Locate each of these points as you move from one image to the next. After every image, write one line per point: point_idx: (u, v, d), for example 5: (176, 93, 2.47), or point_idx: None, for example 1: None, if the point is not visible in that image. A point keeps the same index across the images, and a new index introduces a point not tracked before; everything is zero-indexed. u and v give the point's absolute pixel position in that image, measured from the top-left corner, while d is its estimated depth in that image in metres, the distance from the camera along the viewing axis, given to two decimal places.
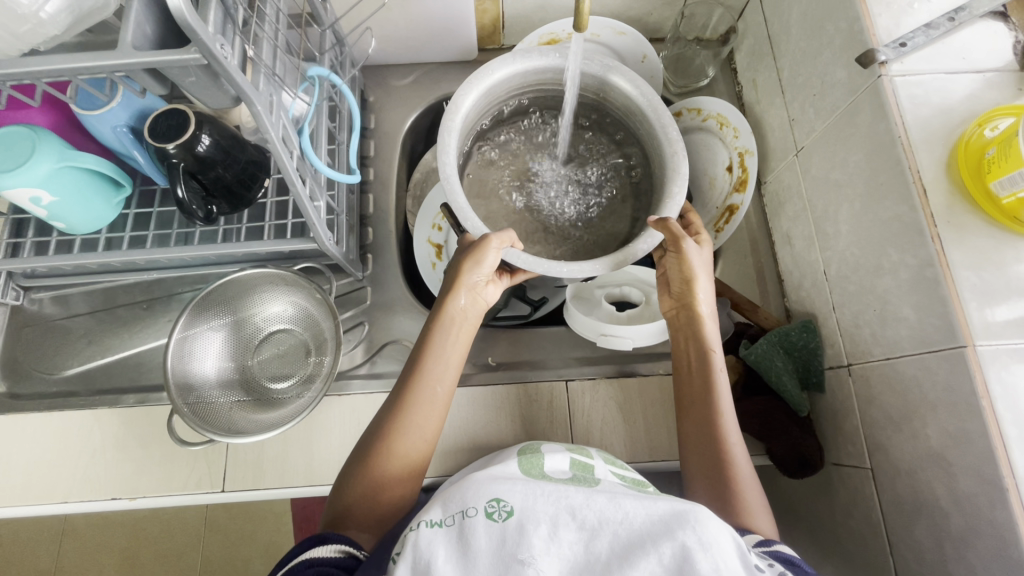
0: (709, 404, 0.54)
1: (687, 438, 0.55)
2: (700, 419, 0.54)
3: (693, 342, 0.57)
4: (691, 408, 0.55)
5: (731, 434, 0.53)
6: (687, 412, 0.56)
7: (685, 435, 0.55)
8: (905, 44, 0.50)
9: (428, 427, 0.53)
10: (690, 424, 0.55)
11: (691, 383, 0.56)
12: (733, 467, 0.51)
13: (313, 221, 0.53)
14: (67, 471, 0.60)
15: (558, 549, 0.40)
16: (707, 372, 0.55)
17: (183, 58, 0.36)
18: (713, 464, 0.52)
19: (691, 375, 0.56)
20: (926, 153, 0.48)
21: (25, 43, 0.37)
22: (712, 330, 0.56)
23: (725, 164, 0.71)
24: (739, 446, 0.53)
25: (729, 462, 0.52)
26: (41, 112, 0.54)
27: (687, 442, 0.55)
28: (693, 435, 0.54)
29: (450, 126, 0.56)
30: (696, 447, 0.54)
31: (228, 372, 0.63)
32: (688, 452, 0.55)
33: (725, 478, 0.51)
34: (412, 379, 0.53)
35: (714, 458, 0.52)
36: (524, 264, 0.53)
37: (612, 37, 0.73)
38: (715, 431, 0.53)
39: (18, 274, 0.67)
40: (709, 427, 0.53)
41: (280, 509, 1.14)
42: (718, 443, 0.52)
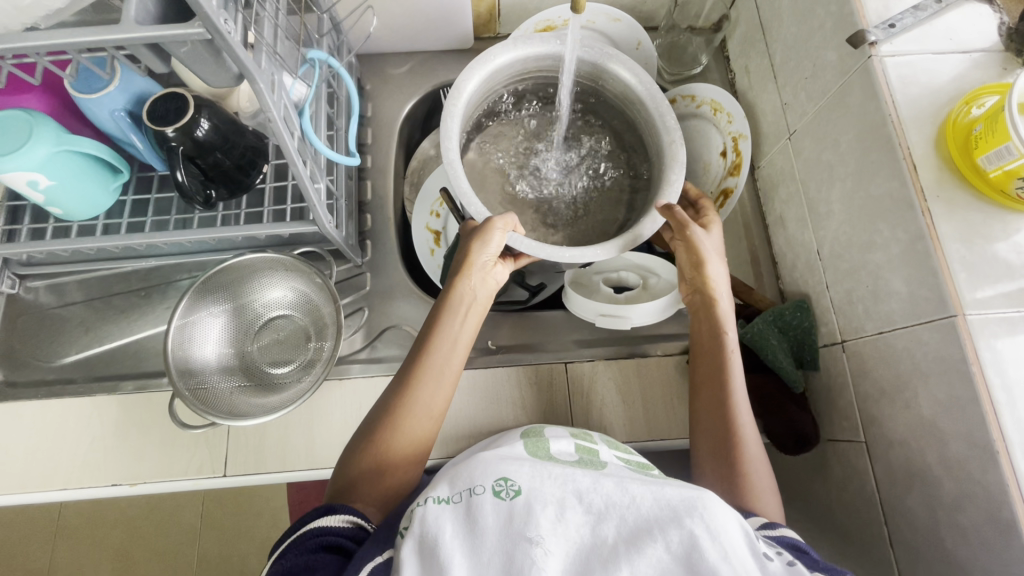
0: (720, 384, 0.55)
1: (698, 417, 0.56)
2: (710, 399, 0.55)
3: (708, 323, 0.58)
4: (702, 388, 0.56)
5: (742, 414, 0.54)
6: (699, 390, 0.57)
7: (697, 412, 0.56)
8: (894, 25, 0.52)
9: (437, 408, 0.53)
10: (702, 404, 0.56)
11: (703, 364, 0.57)
12: (742, 445, 0.52)
13: (314, 203, 0.53)
14: (67, 458, 0.60)
15: (564, 530, 0.40)
16: (718, 353, 0.56)
17: (187, 32, 0.36)
18: (721, 442, 0.53)
19: (705, 356, 0.57)
20: (915, 131, 0.49)
21: (28, 17, 0.37)
22: (726, 312, 0.57)
23: (719, 149, 0.72)
24: (750, 426, 0.54)
25: (738, 440, 0.53)
26: (38, 98, 0.53)
27: (699, 421, 0.56)
28: (705, 414, 0.55)
29: (452, 111, 0.57)
30: (706, 426, 0.55)
31: (228, 358, 0.63)
32: (697, 431, 0.56)
33: (731, 453, 0.52)
34: (423, 360, 0.54)
35: (722, 437, 0.53)
36: (526, 249, 0.54)
37: (606, 24, 0.73)
38: (725, 410, 0.54)
39: (14, 261, 0.67)
40: (720, 406, 0.54)
41: (277, 505, 1.14)
42: (727, 422, 0.53)
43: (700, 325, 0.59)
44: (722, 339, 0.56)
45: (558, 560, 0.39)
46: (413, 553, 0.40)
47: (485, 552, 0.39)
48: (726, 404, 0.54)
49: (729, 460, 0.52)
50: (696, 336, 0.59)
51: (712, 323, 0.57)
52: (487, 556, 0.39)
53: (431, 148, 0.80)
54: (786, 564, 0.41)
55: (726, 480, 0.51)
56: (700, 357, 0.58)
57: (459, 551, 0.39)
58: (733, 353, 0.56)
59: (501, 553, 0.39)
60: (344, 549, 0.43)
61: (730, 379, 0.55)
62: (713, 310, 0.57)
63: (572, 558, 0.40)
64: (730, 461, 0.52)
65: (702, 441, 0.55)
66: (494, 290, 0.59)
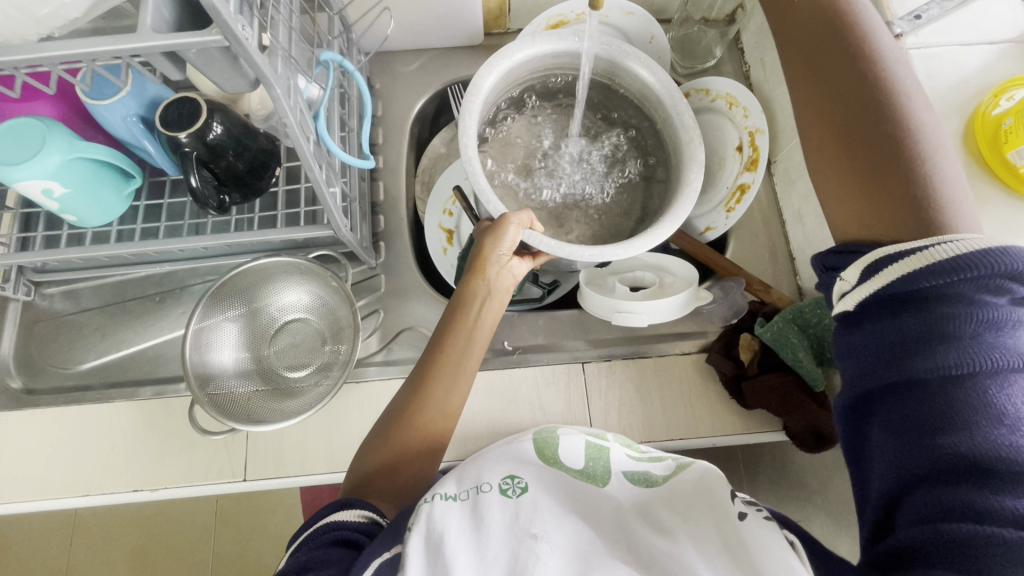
0: (863, 94, 0.42)
1: (833, 154, 0.43)
2: (848, 123, 0.43)
3: (817, 33, 0.46)
4: (817, 104, 0.45)
5: (910, 113, 0.42)
6: (816, 95, 0.45)
7: (813, 124, 0.45)
8: (920, 17, 0.54)
9: (458, 393, 0.53)
10: (829, 140, 0.44)
11: (815, 57, 0.45)
12: (911, 149, 0.41)
13: (330, 207, 0.52)
14: (87, 464, 0.60)
15: (566, 531, 0.42)
16: (833, 37, 0.45)
17: (204, 40, 0.35)
18: (876, 166, 0.41)
19: (815, 61, 0.45)
20: (943, 123, 0.53)
21: (44, 27, 0.36)
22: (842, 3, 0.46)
23: (735, 145, 0.69)
24: (925, 122, 0.42)
25: (907, 150, 0.41)
26: (50, 104, 0.54)
27: (826, 159, 0.44)
28: (837, 144, 0.43)
29: (471, 106, 0.56)
30: (842, 158, 0.43)
31: (246, 362, 0.64)
32: (826, 164, 0.44)
33: (889, 163, 0.41)
34: (444, 346, 0.53)
35: (877, 158, 0.41)
36: (545, 246, 0.54)
37: (618, 17, 0.72)
38: (880, 127, 0.41)
39: (28, 268, 0.66)
40: (869, 120, 0.42)
41: (290, 502, 1.14)
42: (887, 139, 0.41)
43: (799, 45, 0.47)
44: (850, 40, 0.44)
45: (561, 555, 0.40)
46: (419, 546, 0.38)
47: (489, 550, 0.40)
48: (880, 115, 0.42)
49: (899, 181, 0.40)
50: (795, 64, 0.47)
51: (824, 32, 0.45)
52: (492, 554, 0.40)
53: (441, 145, 0.80)
54: (763, 516, 0.41)
55: (902, 207, 0.40)
56: (808, 84, 0.46)
57: (465, 548, 0.39)
58: (863, 49, 0.44)
59: (506, 551, 0.40)
60: (359, 543, 0.43)
61: (882, 86, 0.42)
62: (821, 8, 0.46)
63: (573, 553, 0.40)
64: (900, 186, 0.40)
65: (838, 183, 0.43)
66: (512, 285, 0.57)
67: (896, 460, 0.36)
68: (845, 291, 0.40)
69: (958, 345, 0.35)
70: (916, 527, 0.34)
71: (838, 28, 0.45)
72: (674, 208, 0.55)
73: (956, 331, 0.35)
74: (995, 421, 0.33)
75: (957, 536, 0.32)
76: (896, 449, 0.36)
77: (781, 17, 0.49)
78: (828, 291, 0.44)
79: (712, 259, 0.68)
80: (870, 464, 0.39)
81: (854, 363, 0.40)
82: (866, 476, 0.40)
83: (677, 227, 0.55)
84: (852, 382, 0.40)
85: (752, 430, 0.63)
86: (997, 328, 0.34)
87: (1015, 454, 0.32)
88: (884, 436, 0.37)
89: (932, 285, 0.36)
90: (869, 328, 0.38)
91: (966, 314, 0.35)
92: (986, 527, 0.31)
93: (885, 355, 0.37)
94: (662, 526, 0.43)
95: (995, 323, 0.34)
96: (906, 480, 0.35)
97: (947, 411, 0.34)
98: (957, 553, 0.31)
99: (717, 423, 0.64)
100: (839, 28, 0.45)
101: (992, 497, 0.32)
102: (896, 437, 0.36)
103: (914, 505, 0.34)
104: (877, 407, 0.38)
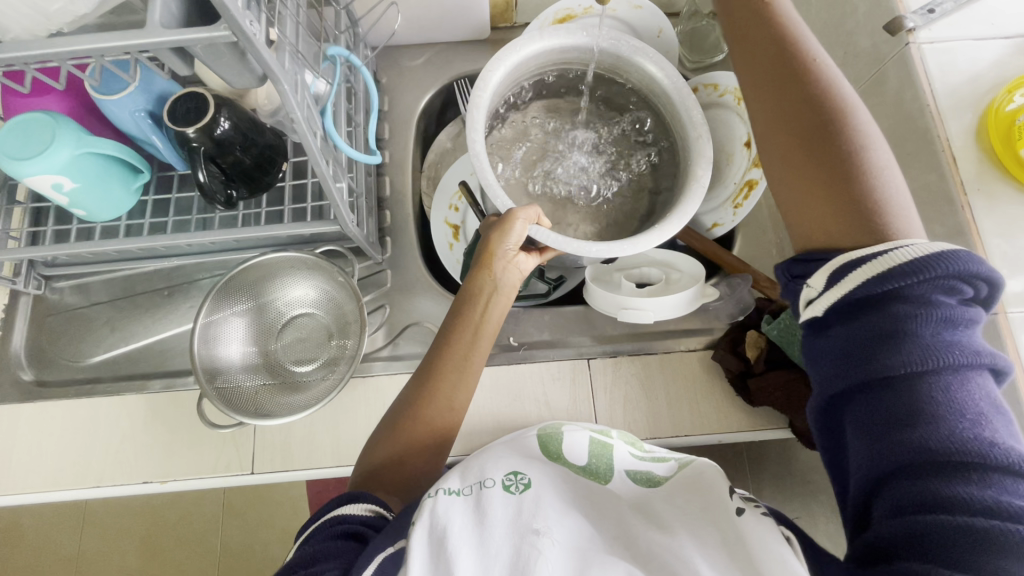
0: (815, 104, 0.42)
1: (792, 161, 0.43)
2: (805, 130, 0.42)
3: (768, 43, 0.45)
4: (772, 110, 0.44)
5: (859, 123, 0.42)
6: (772, 100, 0.44)
7: (768, 128, 0.44)
8: (932, 11, 0.55)
9: (465, 387, 0.53)
10: (788, 146, 0.43)
11: (770, 63, 0.45)
12: (864, 158, 0.41)
13: (337, 202, 0.52)
14: (99, 456, 0.61)
15: (567, 528, 0.42)
16: (785, 46, 0.45)
17: (212, 35, 0.35)
18: (836, 171, 0.41)
19: (771, 66, 0.45)
20: (954, 119, 0.53)
21: (54, 23, 0.37)
22: (790, 17, 0.46)
23: (743, 140, 0.68)
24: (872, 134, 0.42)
25: (862, 159, 0.41)
26: (58, 99, 0.54)
27: (784, 167, 0.43)
28: (795, 151, 0.42)
29: (477, 102, 0.56)
30: (801, 165, 0.42)
31: (254, 356, 0.64)
32: (784, 170, 0.43)
33: (847, 171, 0.41)
34: (450, 342, 0.54)
35: (837, 166, 0.41)
36: (551, 242, 0.53)
37: (627, 11, 0.71)
38: (835, 135, 0.41)
39: (39, 262, 0.67)
40: (825, 129, 0.42)
41: (297, 494, 1.15)
42: (842, 147, 0.41)
43: (749, 54, 0.46)
44: (801, 51, 0.44)
45: (562, 551, 0.40)
46: (422, 541, 0.39)
47: (493, 544, 0.40)
48: (833, 124, 0.42)
49: (858, 188, 0.40)
50: (749, 69, 0.46)
51: (776, 40, 0.45)
52: (494, 549, 0.40)
53: (447, 141, 0.80)
54: (764, 513, 0.41)
55: (865, 211, 0.39)
56: (764, 90, 0.45)
57: (468, 543, 0.40)
58: (815, 61, 0.44)
59: (509, 546, 0.40)
60: (364, 536, 0.43)
61: (832, 96, 0.43)
62: (773, 19, 0.46)
63: (575, 550, 0.40)
64: (859, 193, 0.40)
65: (799, 189, 0.42)
66: (518, 280, 0.57)
67: (871, 458, 0.35)
68: (813, 298, 0.40)
69: (920, 342, 0.34)
70: (890, 521, 0.33)
71: (788, 40, 0.45)
72: (682, 205, 0.55)
73: (917, 328, 0.35)
74: (958, 415, 0.33)
75: (934, 527, 0.31)
76: (871, 448, 0.35)
77: (734, 22, 0.48)
78: (794, 299, 0.43)
79: (721, 257, 0.68)
80: (847, 463, 0.38)
81: (824, 365, 0.39)
82: (841, 477, 0.39)
83: (685, 223, 0.54)
84: (823, 383, 0.39)
85: (759, 427, 0.63)
86: (953, 325, 0.35)
87: (979, 446, 0.32)
88: (855, 436, 0.36)
89: (895, 285, 0.36)
90: (838, 329, 0.38)
91: (926, 312, 0.35)
92: (957, 516, 0.31)
93: (852, 355, 0.37)
94: (662, 522, 0.43)
95: (953, 321, 0.35)
96: (879, 477, 0.34)
97: (914, 407, 0.34)
98: (938, 547, 0.31)
99: (722, 420, 0.64)
100: (791, 38, 0.45)
101: (966, 489, 0.31)
102: (866, 435, 0.36)
103: (891, 503, 0.34)
104: (847, 407, 0.37)
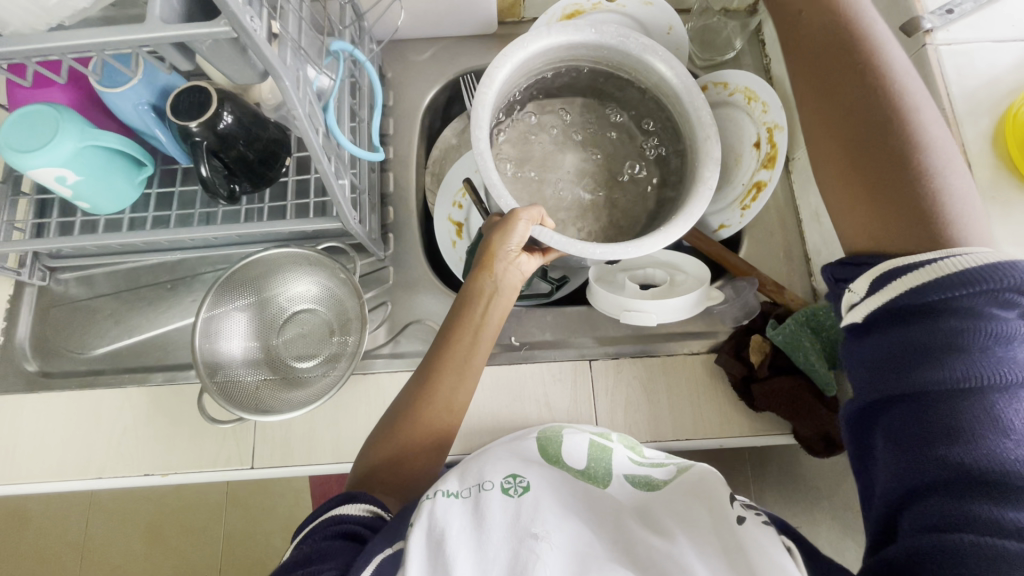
0: (870, 107, 0.41)
1: (841, 166, 0.42)
2: (858, 133, 0.41)
3: (824, 44, 0.44)
4: (824, 113, 0.43)
5: (919, 124, 0.40)
6: (825, 102, 0.43)
7: (820, 132, 0.44)
8: (952, 11, 0.54)
9: (464, 390, 0.53)
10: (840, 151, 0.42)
11: (823, 65, 0.44)
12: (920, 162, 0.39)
13: (338, 199, 0.52)
14: (101, 447, 0.61)
15: (566, 531, 0.42)
16: (841, 45, 0.43)
17: (212, 31, 0.35)
18: (886, 179, 0.40)
19: (826, 67, 0.44)
20: (970, 124, 0.51)
21: (53, 17, 0.36)
22: (848, 13, 0.44)
23: (752, 140, 0.67)
24: (935, 134, 0.40)
25: (916, 164, 0.39)
26: (62, 91, 0.54)
27: (832, 173, 0.43)
28: (846, 159, 0.42)
29: (482, 101, 0.55)
30: (852, 171, 0.41)
31: (256, 351, 0.64)
32: (833, 175, 0.43)
33: (900, 176, 0.39)
34: (451, 344, 0.53)
35: (888, 171, 0.40)
36: (556, 243, 0.52)
37: (637, 7, 0.70)
38: (890, 138, 0.40)
39: (43, 254, 0.67)
40: (879, 132, 0.40)
41: (298, 485, 1.16)
42: (897, 151, 0.40)
43: (806, 54, 0.45)
44: (857, 50, 0.43)
45: (561, 554, 0.40)
46: (420, 543, 0.39)
47: (490, 548, 0.40)
48: (889, 125, 0.40)
49: (907, 194, 0.39)
50: (802, 72, 0.46)
51: (830, 39, 0.44)
52: (493, 552, 0.40)
53: (453, 136, 0.79)
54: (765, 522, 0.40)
55: (913, 220, 0.38)
56: (816, 93, 0.44)
57: (466, 546, 0.39)
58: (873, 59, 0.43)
59: (507, 549, 0.40)
60: (362, 537, 0.43)
61: (892, 97, 0.41)
62: (827, 17, 0.45)
63: (574, 554, 0.40)
64: (908, 199, 0.39)
65: (846, 196, 0.42)
66: (519, 281, 0.56)
67: (901, 470, 0.35)
68: (854, 303, 0.39)
69: (966, 358, 0.33)
70: (914, 534, 0.33)
71: (844, 39, 0.44)
72: (689, 205, 0.54)
73: (964, 343, 0.33)
74: (1000, 434, 0.32)
75: (957, 546, 0.31)
76: (902, 459, 0.35)
77: (788, 21, 0.47)
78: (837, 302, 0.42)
79: (725, 258, 0.67)
80: (876, 472, 0.37)
81: (861, 373, 0.38)
82: (869, 485, 0.39)
83: (692, 224, 0.54)
84: (859, 390, 0.39)
85: (761, 432, 0.63)
86: (1006, 342, 0.33)
87: (1018, 467, 0.31)
88: (887, 446, 0.36)
89: (940, 298, 0.35)
90: (877, 338, 0.37)
91: (976, 327, 0.34)
92: (984, 536, 0.30)
93: (891, 366, 0.36)
94: (661, 528, 0.43)
95: (1006, 337, 0.33)
96: (908, 490, 0.34)
97: (951, 423, 0.33)
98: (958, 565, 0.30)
99: (724, 425, 0.63)
100: (847, 36, 0.44)
101: (996, 509, 0.31)
102: (897, 446, 0.35)
103: (919, 516, 0.33)
104: (882, 416, 0.37)
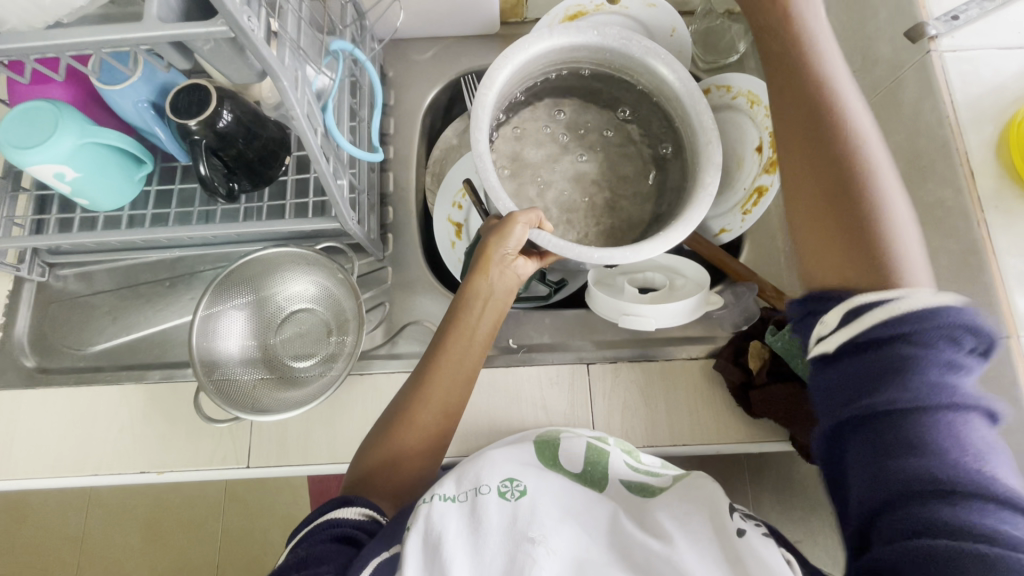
0: (836, 143, 0.39)
1: (809, 203, 0.40)
2: (825, 170, 0.39)
3: (794, 71, 0.42)
4: (792, 145, 0.41)
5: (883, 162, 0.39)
6: (792, 133, 0.41)
7: (788, 163, 0.42)
8: (957, 18, 0.53)
9: (458, 393, 0.53)
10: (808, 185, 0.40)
11: (791, 94, 0.42)
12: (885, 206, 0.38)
13: (337, 199, 0.51)
14: (98, 444, 0.61)
15: (563, 536, 0.42)
16: (810, 74, 0.41)
17: (209, 31, 0.34)
18: (853, 220, 0.38)
19: (794, 95, 0.41)
20: (973, 132, 0.51)
21: (50, 15, 0.36)
22: (817, 41, 0.43)
23: (754, 144, 0.66)
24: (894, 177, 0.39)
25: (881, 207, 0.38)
26: (62, 87, 0.54)
27: (800, 208, 0.41)
28: (814, 196, 0.40)
29: (483, 103, 0.55)
30: (820, 209, 0.39)
31: (252, 351, 0.64)
32: (801, 211, 0.41)
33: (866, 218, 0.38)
34: (444, 349, 0.53)
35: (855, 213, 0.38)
36: (553, 247, 0.52)
37: (640, 9, 0.70)
38: (857, 176, 0.39)
39: (43, 250, 0.67)
40: (845, 171, 0.39)
41: (297, 483, 1.16)
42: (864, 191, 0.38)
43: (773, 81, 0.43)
44: (825, 80, 0.41)
45: (558, 561, 0.40)
46: (417, 547, 0.39)
47: (487, 552, 0.40)
48: (855, 164, 0.39)
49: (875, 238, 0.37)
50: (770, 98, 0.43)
51: (798, 68, 0.42)
52: (489, 557, 0.40)
53: (453, 137, 0.79)
54: (765, 534, 0.40)
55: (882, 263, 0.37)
56: (785, 122, 0.42)
57: (462, 550, 0.39)
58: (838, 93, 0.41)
59: (503, 555, 0.40)
60: (357, 541, 0.43)
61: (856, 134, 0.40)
62: (797, 43, 0.43)
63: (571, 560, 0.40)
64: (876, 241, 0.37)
65: (815, 235, 0.40)
66: (516, 284, 0.56)
67: (872, 487, 0.34)
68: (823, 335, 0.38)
69: (925, 379, 0.33)
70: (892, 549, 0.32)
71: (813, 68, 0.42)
72: (688, 212, 0.54)
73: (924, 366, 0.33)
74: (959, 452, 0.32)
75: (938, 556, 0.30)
76: (873, 477, 0.34)
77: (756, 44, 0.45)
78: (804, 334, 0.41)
79: (726, 263, 0.66)
80: (845, 490, 0.36)
81: (828, 394, 0.37)
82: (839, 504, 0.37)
83: (692, 229, 0.53)
84: (825, 411, 0.37)
85: (759, 438, 0.62)
86: (956, 367, 0.34)
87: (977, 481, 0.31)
88: (856, 464, 0.35)
89: (901, 321, 0.34)
90: (842, 359, 0.36)
91: (932, 350, 0.34)
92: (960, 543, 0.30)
93: (855, 388, 0.35)
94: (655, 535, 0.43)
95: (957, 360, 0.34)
96: (881, 506, 0.33)
97: (916, 441, 0.33)
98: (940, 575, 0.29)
99: (722, 430, 0.63)
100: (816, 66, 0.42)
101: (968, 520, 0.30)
102: (869, 463, 0.34)
103: (893, 532, 0.32)
104: (849, 436, 0.36)
